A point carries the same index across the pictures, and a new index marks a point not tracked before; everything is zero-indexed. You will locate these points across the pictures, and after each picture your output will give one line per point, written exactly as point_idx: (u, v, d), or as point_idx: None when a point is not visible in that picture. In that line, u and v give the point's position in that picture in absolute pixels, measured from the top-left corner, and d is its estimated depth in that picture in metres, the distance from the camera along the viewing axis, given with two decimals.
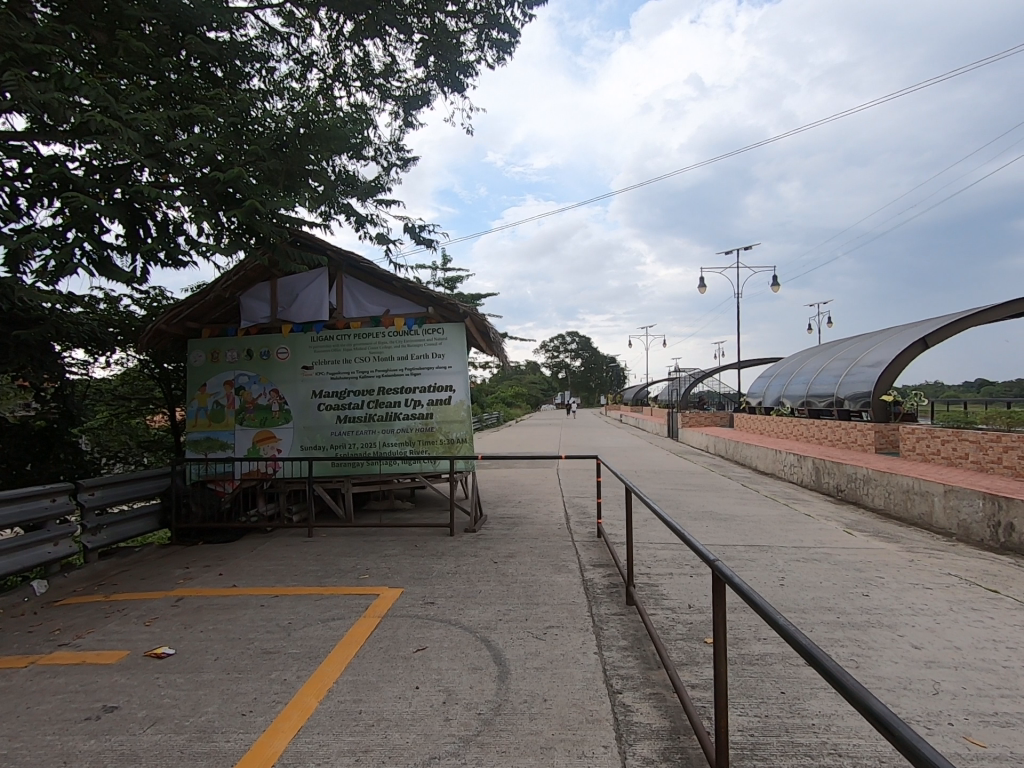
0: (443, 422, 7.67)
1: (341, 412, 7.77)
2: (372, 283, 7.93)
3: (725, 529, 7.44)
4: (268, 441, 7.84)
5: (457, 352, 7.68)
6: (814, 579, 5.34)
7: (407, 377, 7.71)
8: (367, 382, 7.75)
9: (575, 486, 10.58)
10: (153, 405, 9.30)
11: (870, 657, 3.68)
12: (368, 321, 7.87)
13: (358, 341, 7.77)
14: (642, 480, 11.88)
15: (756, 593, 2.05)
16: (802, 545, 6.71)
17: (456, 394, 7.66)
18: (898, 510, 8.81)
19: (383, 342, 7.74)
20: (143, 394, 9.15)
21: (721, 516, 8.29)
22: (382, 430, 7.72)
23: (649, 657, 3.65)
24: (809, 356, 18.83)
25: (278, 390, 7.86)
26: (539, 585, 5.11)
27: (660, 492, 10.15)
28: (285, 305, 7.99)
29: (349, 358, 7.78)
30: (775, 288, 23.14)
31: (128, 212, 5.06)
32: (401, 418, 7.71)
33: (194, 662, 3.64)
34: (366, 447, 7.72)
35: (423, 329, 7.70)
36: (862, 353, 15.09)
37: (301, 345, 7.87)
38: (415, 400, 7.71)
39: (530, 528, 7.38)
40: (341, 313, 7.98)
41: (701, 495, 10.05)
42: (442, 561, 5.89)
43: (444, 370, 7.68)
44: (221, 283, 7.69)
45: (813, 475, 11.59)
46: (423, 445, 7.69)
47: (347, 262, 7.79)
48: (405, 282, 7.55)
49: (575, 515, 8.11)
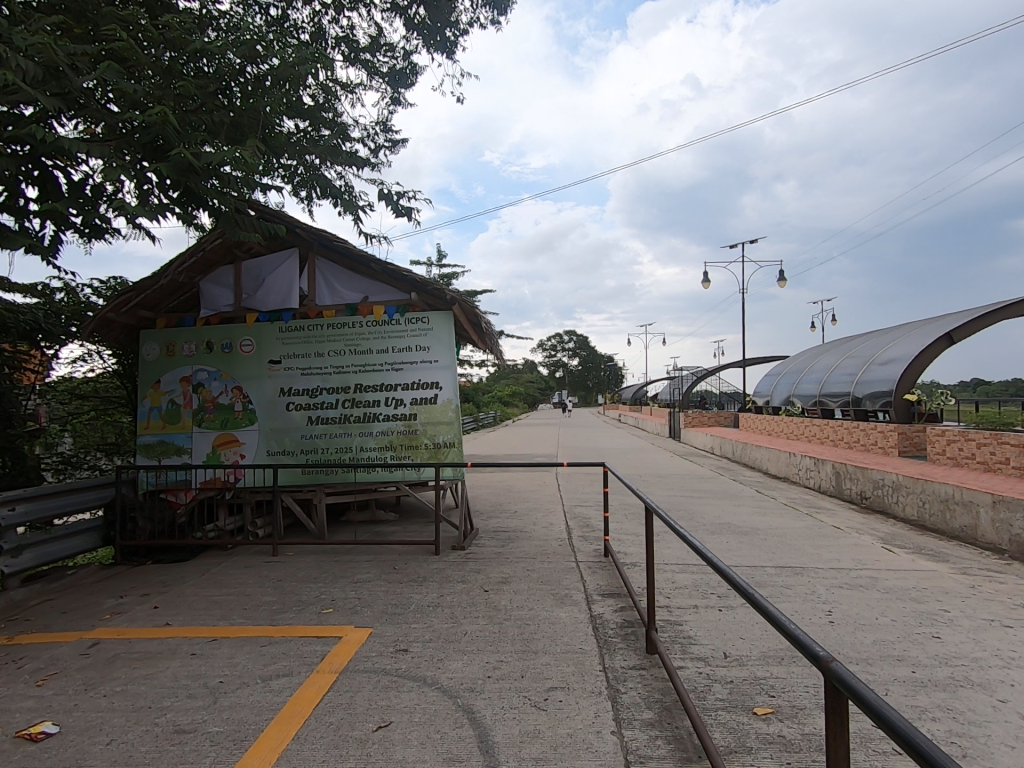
0: (428, 424, 6.74)
1: (313, 412, 6.86)
2: (348, 266, 6.99)
3: (750, 545, 6.56)
4: (229, 445, 6.91)
5: (444, 345, 6.74)
6: (869, 615, 4.44)
7: (387, 372, 6.78)
8: (342, 378, 6.81)
9: (576, 493, 9.67)
10: (122, 403, 8.33)
11: (976, 738, 2.78)
12: (343, 309, 6.93)
13: (331, 332, 6.85)
14: (649, 486, 10.99)
15: (919, 731, 1.17)
16: (840, 566, 5.83)
17: (443, 393, 6.74)
18: (936, 522, 7.94)
19: (360, 333, 6.81)
20: (107, 395, 8.17)
21: (741, 529, 7.40)
22: (359, 433, 6.79)
23: (685, 740, 2.75)
24: (820, 354, 17.97)
25: (241, 387, 6.93)
26: (538, 623, 4.21)
27: (670, 501, 9.26)
28: (250, 291, 7.06)
29: (322, 351, 6.86)
30: (781, 283, 22.19)
31: (31, 165, 4.11)
32: (380, 419, 6.79)
33: (76, 750, 2.72)
34: (341, 452, 6.80)
35: (406, 318, 6.78)
36: (879, 350, 14.23)
37: (266, 337, 6.94)
38: (396, 399, 6.78)
39: (527, 546, 6.47)
40: (314, 299, 7.02)
41: (715, 503, 9.18)
42: (423, 590, 4.98)
43: (430, 365, 6.75)
44: (176, 265, 6.75)
45: (833, 481, 10.72)
46: (406, 450, 6.76)
47: (319, 240, 6.84)
48: (383, 264, 6.58)
49: (578, 529, 7.23)
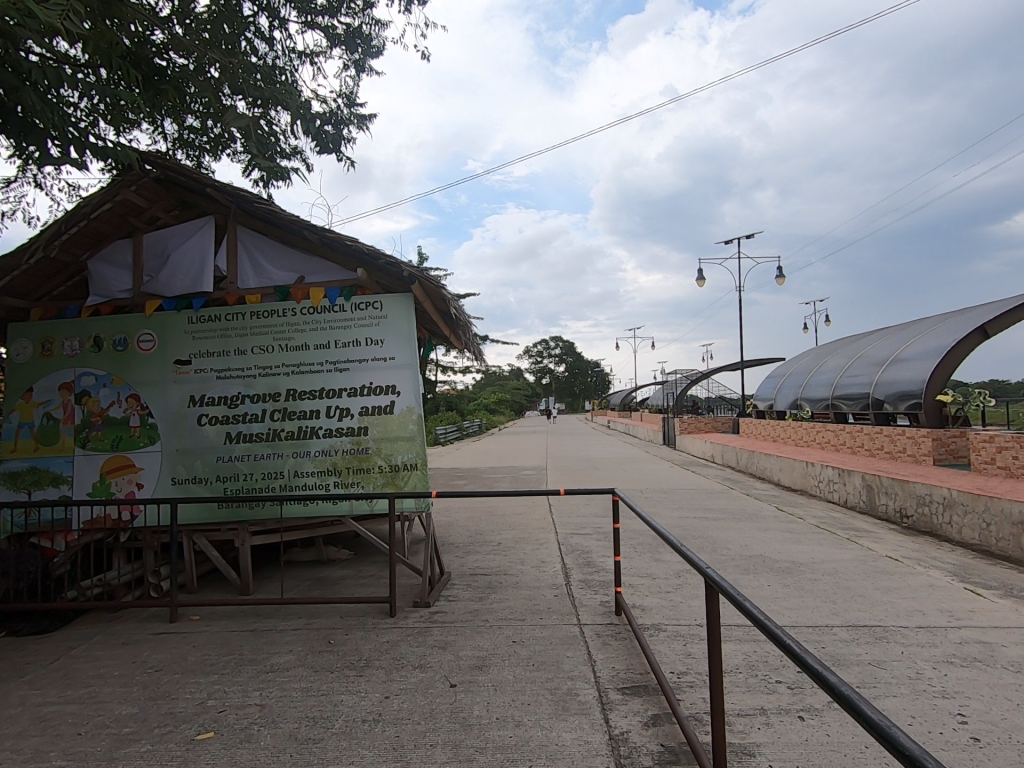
0: (383, 440, 5.17)
1: (233, 427, 5.27)
2: (279, 236, 5.41)
3: (801, 593, 5.07)
4: (123, 471, 5.29)
5: (401, 337, 5.18)
6: (1021, 723, 2.97)
7: (329, 374, 5.22)
8: (271, 383, 5.25)
9: (571, 520, 8.12)
10: None
11: None
12: (271, 291, 5.34)
13: (256, 323, 5.28)
14: (654, 505, 9.50)
15: None
16: (927, 620, 4.39)
17: (401, 399, 5.18)
18: (1007, 549, 6.55)
19: (293, 324, 5.25)
20: None
21: (780, 565, 5.91)
22: (293, 453, 5.21)
23: None
24: (829, 354, 16.71)
25: (137, 396, 5.32)
26: (528, 758, 2.69)
27: (684, 526, 7.77)
28: (152, 271, 5.47)
29: (244, 348, 5.28)
30: (781, 281, 20.90)
31: None
32: (320, 435, 5.21)
33: None
34: (270, 479, 5.22)
35: (352, 303, 5.21)
36: (899, 347, 12.92)
37: (171, 331, 5.36)
38: (341, 409, 5.20)
39: (512, 599, 4.93)
40: (236, 279, 5.43)
41: (735, 527, 7.72)
42: (361, 689, 3.40)
43: (384, 364, 5.19)
44: (47, 236, 5.08)
45: (864, 496, 9.36)
46: (354, 476, 5.19)
47: (236, 201, 5.27)
48: (320, 231, 5.01)
49: (579, 570, 5.70)
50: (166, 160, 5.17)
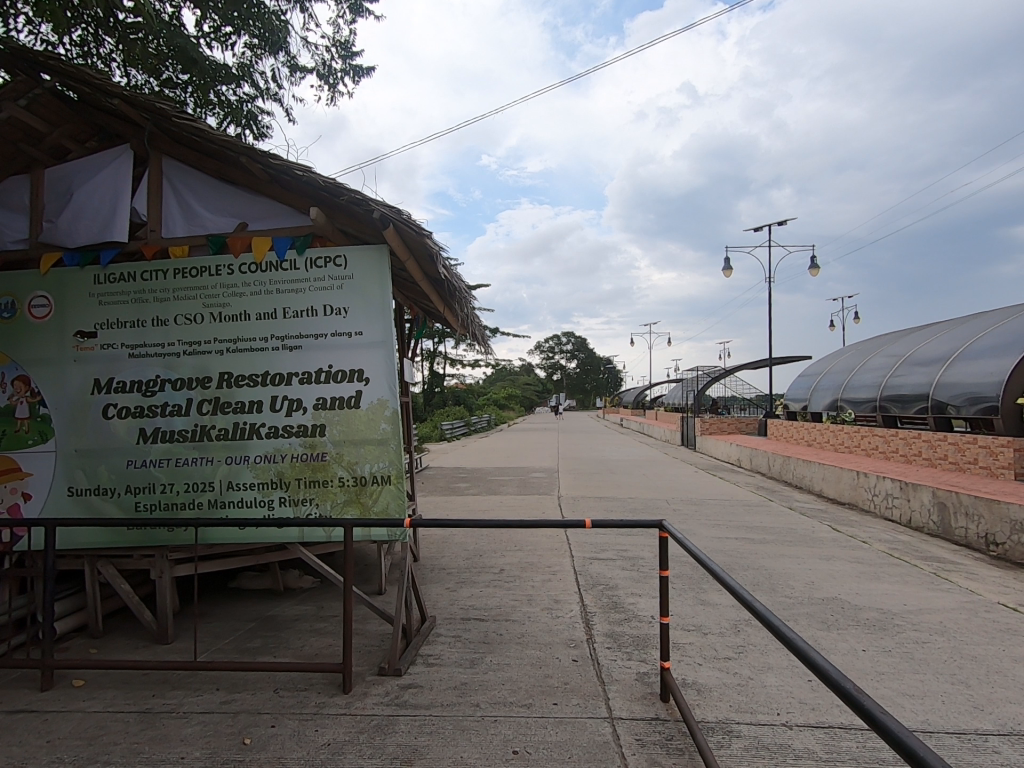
0: (345, 444, 3.85)
1: (148, 422, 3.97)
2: (218, 170, 4.09)
3: (915, 667, 3.66)
4: (7, 475, 4.02)
5: (371, 306, 3.85)
6: None
7: (277, 353, 3.90)
8: (200, 365, 3.94)
9: (591, 540, 6.74)
10: None
11: None
12: (203, 242, 4.02)
13: (180, 285, 3.96)
14: (686, 521, 8.11)
15: None
16: None
17: (369, 390, 3.85)
18: None
19: (228, 285, 3.93)
20: None
21: (869, 617, 4.49)
22: (227, 458, 3.91)
23: None
24: (873, 352, 15.17)
25: (26, 377, 4.04)
26: None
27: (730, 551, 6.35)
28: (52, 215, 4.18)
29: (165, 318, 3.97)
30: (817, 272, 19.29)
31: None
32: (261, 434, 3.90)
33: None
34: (196, 492, 3.91)
35: (305, 258, 3.88)
36: (962, 343, 11.40)
37: (71, 294, 4.06)
38: (290, 400, 3.88)
39: (514, 666, 3.58)
40: (160, 225, 4.12)
41: (792, 554, 6.30)
42: None
43: (348, 341, 3.86)
44: None
45: (935, 515, 7.91)
46: (307, 491, 3.87)
47: (154, 121, 3.92)
48: (262, 157, 3.69)
49: (605, 618, 4.34)
50: (60, 64, 3.80)
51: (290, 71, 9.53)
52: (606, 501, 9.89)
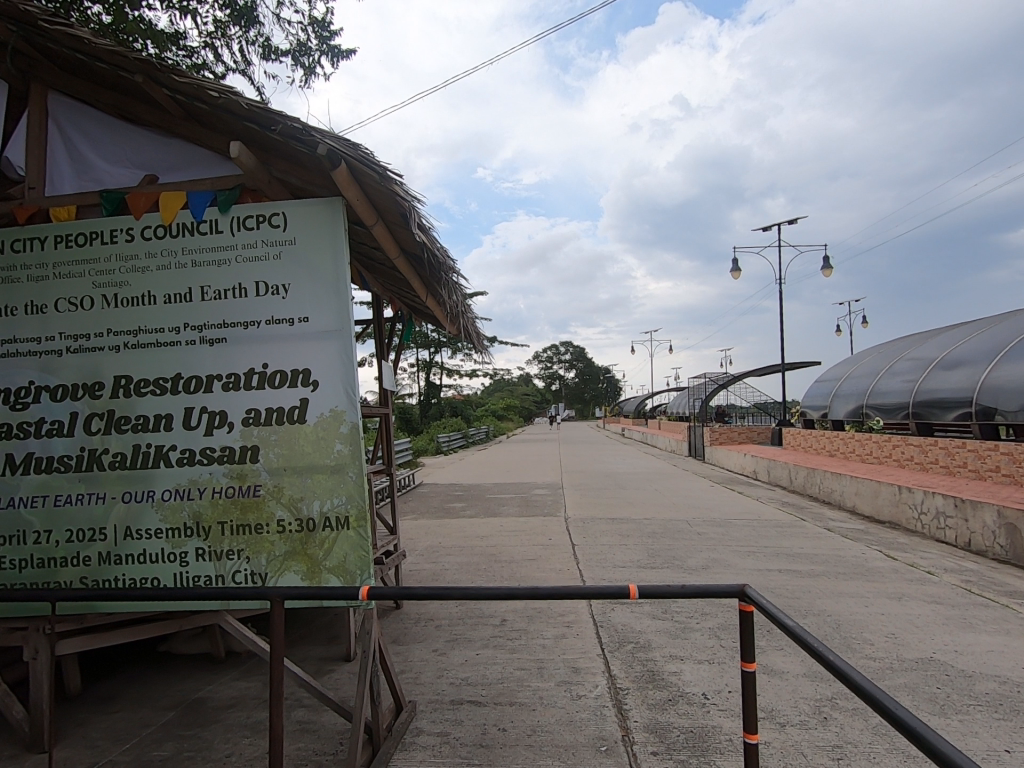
0: (285, 474, 2.79)
1: (18, 447, 2.89)
2: (117, 106, 3.05)
3: None
4: None
5: (319, 283, 2.80)
6: None
7: (192, 350, 2.84)
8: (88, 367, 2.88)
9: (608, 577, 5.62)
10: None
11: None
12: (96, 199, 2.98)
13: (63, 258, 2.91)
14: (715, 548, 7.02)
15: None
16: None
17: (317, 399, 2.79)
18: None
19: (127, 258, 2.88)
20: None
21: (988, 691, 3.40)
22: (124, 495, 2.83)
23: None
24: (898, 355, 14.13)
25: None
26: None
27: (778, 591, 5.25)
28: None
29: (42, 304, 2.91)
30: (829, 272, 18.30)
31: None
32: (171, 461, 2.83)
33: None
34: (82, 542, 2.84)
35: (231, 218, 2.84)
36: (1006, 342, 10.38)
37: None
38: (211, 415, 2.82)
39: None
40: (43, 182, 3.07)
41: (854, 593, 5.21)
42: None
43: (288, 331, 2.81)
44: None
45: (1003, 538, 6.82)
46: (233, 541, 2.79)
47: (24, 35, 2.87)
48: (164, 75, 2.66)
49: (641, 701, 3.24)
50: None
51: (261, 52, 8.59)
52: (619, 522, 8.81)
